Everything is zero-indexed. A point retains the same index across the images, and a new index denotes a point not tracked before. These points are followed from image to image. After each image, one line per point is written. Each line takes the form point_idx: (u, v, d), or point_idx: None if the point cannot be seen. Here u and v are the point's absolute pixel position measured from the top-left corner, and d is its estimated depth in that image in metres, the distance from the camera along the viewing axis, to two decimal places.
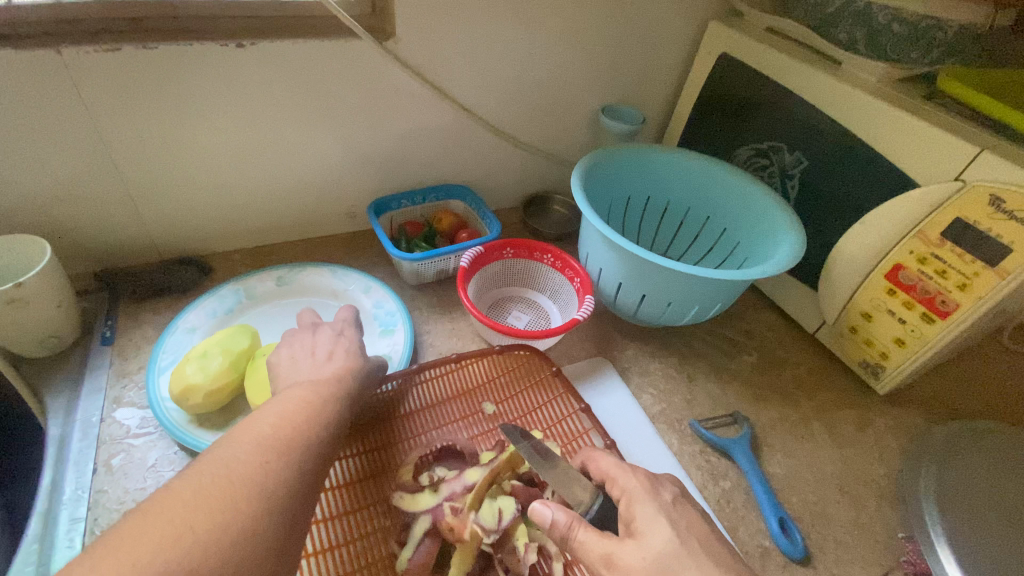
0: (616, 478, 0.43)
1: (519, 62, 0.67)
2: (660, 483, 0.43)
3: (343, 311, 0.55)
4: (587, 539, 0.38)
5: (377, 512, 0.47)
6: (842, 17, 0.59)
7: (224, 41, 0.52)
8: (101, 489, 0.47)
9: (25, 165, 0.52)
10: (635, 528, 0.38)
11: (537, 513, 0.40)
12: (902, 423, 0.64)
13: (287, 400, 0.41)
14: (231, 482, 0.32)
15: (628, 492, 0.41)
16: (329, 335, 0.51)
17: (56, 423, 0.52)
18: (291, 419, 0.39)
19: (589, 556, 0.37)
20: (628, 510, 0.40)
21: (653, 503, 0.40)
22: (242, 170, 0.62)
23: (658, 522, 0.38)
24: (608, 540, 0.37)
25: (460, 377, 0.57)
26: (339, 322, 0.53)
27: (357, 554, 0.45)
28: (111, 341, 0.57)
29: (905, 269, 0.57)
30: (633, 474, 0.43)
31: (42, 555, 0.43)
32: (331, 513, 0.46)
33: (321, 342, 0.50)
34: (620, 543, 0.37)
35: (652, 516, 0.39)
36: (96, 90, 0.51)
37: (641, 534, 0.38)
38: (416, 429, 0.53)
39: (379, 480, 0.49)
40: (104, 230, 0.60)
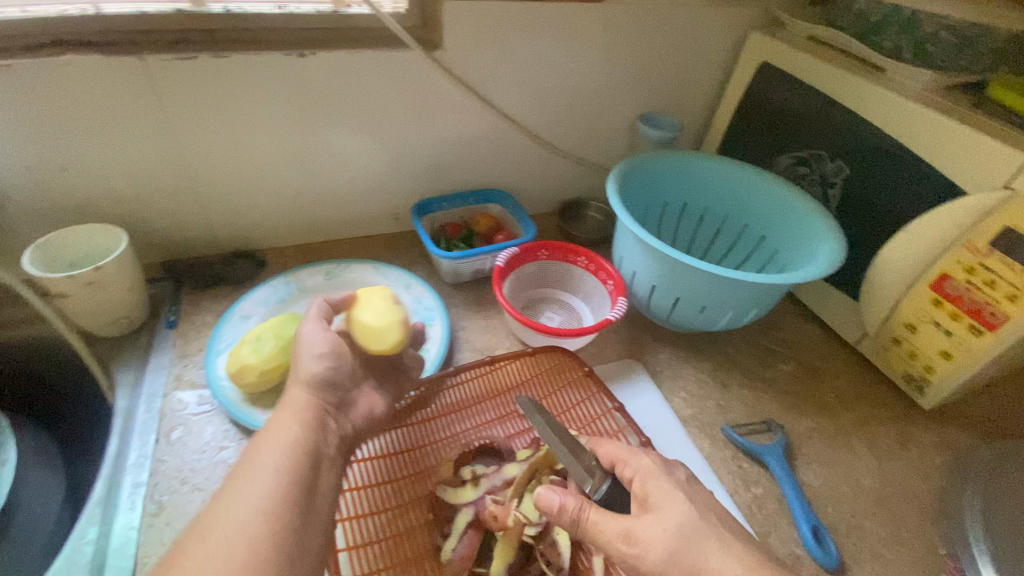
0: (627, 460, 0.44)
1: (560, 71, 0.70)
2: (672, 465, 0.44)
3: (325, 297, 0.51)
4: (601, 519, 0.39)
5: (418, 507, 0.48)
6: (886, 25, 0.60)
7: (287, 50, 0.57)
8: (162, 458, 0.51)
9: (108, 161, 0.58)
10: (651, 503, 0.40)
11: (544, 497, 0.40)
12: (947, 440, 0.62)
13: (266, 451, 0.40)
14: (240, 545, 0.34)
15: (640, 471, 0.42)
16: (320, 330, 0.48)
17: (124, 396, 0.56)
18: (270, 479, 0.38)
19: (607, 533, 0.38)
20: (643, 487, 0.41)
21: (670, 480, 0.42)
22: (297, 171, 0.66)
23: (675, 495, 0.40)
24: (625, 517, 0.39)
25: (486, 380, 0.58)
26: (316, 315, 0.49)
27: (397, 548, 0.46)
28: (174, 325, 0.62)
29: (951, 279, 0.55)
30: (644, 456, 0.44)
31: (106, 514, 0.47)
32: (360, 511, 0.47)
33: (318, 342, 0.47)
34: (638, 518, 0.39)
35: (668, 490, 0.40)
36: (173, 93, 0.56)
37: (658, 508, 0.39)
38: (447, 429, 0.54)
39: (417, 478, 0.50)
40: (172, 222, 0.65)
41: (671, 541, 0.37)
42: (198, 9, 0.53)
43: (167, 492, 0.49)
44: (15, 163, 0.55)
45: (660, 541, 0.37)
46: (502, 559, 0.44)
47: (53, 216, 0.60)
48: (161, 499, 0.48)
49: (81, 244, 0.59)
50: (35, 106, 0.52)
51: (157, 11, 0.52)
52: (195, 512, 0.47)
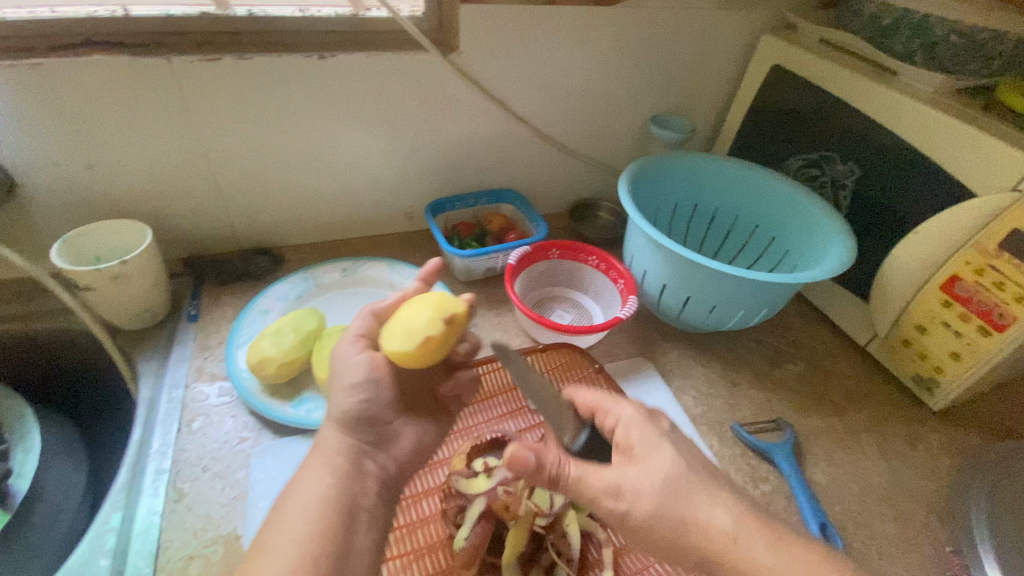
0: (608, 409, 0.43)
1: (574, 73, 0.71)
2: (656, 412, 0.44)
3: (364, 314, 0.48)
4: (584, 473, 0.39)
5: (433, 496, 0.50)
6: (896, 29, 0.60)
7: (308, 52, 0.58)
8: (184, 446, 0.52)
9: (134, 158, 0.60)
10: (635, 453, 0.40)
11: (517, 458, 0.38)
12: (957, 441, 0.62)
13: (292, 513, 0.39)
14: None
15: (623, 419, 0.42)
16: (356, 350, 0.46)
17: (146, 386, 0.58)
18: (293, 549, 0.37)
19: (592, 488, 0.39)
20: (626, 437, 0.41)
21: (655, 428, 0.42)
22: (315, 169, 0.68)
23: (660, 446, 0.40)
24: (609, 470, 0.39)
25: (499, 375, 0.59)
26: (355, 331, 0.47)
27: (415, 534, 0.47)
28: (195, 319, 0.64)
29: (960, 281, 0.56)
30: (626, 405, 0.43)
31: (130, 499, 0.49)
32: (418, 491, 0.50)
33: (353, 363, 0.45)
34: (623, 470, 0.39)
35: (653, 440, 0.41)
36: (197, 93, 0.57)
37: (642, 459, 0.40)
38: (461, 421, 0.55)
39: (431, 469, 0.51)
40: (194, 219, 0.67)
41: (658, 492, 0.38)
42: (223, 11, 0.55)
43: (188, 479, 0.50)
44: (44, 160, 0.57)
45: (647, 494, 0.38)
46: (515, 547, 0.45)
47: (80, 211, 0.62)
48: (183, 485, 0.50)
49: (107, 239, 0.60)
50: (64, 104, 0.54)
51: (183, 12, 0.54)
52: (215, 498, 0.49)
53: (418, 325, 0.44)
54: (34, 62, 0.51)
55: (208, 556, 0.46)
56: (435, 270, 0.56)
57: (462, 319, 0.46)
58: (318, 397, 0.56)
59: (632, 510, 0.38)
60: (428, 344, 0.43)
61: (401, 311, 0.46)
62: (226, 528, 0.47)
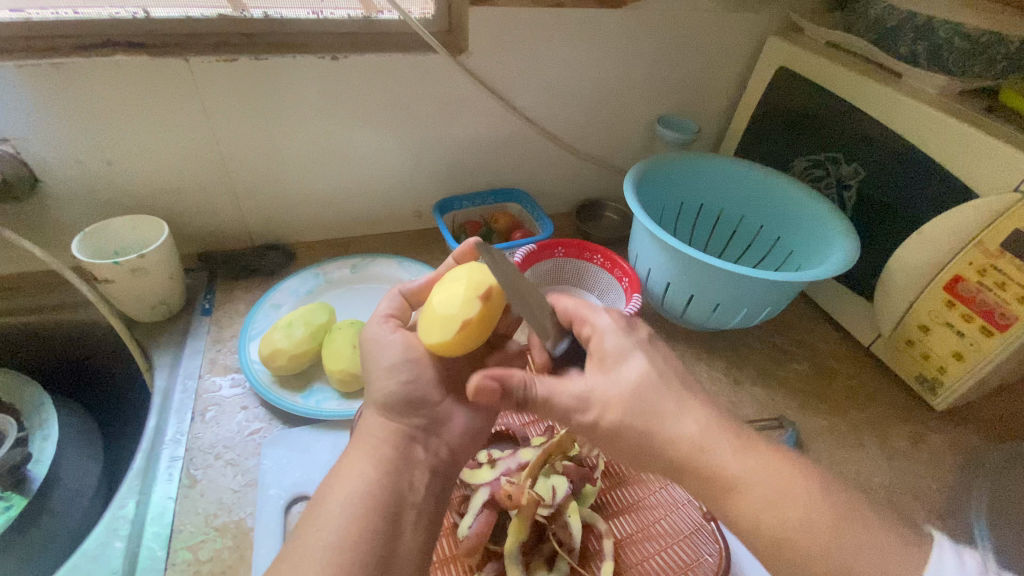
0: (585, 318, 0.45)
1: (581, 74, 0.72)
2: (632, 324, 0.45)
3: (389, 296, 0.52)
4: (551, 391, 0.41)
5: None
6: (901, 31, 0.61)
7: (321, 54, 0.60)
8: (197, 434, 0.54)
9: (154, 156, 0.62)
10: (609, 362, 0.42)
11: (478, 387, 0.39)
12: (961, 441, 0.62)
13: (332, 496, 0.39)
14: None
15: (598, 328, 0.44)
16: (387, 329, 0.49)
17: (162, 376, 0.60)
18: (335, 529, 0.37)
19: (562, 402, 0.40)
20: (599, 345, 0.43)
21: (629, 337, 0.43)
22: (326, 169, 0.70)
23: (631, 355, 0.42)
24: (578, 382, 0.41)
25: None
26: (382, 315, 0.50)
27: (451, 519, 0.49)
28: (210, 312, 0.65)
29: (963, 281, 0.56)
30: (603, 314, 0.45)
31: (144, 484, 0.50)
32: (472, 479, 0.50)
33: (385, 341, 0.48)
34: (593, 381, 0.41)
35: (625, 349, 0.42)
36: (213, 92, 0.59)
37: (612, 368, 0.41)
38: None
39: None
40: (209, 216, 0.69)
41: (626, 398, 0.39)
42: (239, 14, 0.57)
43: (201, 466, 0.52)
44: (66, 156, 0.59)
45: (615, 401, 0.39)
46: (516, 535, 0.46)
47: (99, 206, 0.64)
48: (195, 472, 0.51)
49: (126, 234, 0.62)
50: (86, 102, 0.56)
51: (202, 14, 0.56)
52: (227, 485, 0.50)
53: (452, 308, 0.46)
54: (58, 62, 0.53)
55: (218, 541, 0.47)
56: (470, 249, 0.54)
57: (497, 296, 0.47)
58: (327, 389, 0.58)
59: (602, 419, 0.39)
60: (465, 327, 0.45)
61: (434, 298, 0.48)
62: (237, 515, 0.49)
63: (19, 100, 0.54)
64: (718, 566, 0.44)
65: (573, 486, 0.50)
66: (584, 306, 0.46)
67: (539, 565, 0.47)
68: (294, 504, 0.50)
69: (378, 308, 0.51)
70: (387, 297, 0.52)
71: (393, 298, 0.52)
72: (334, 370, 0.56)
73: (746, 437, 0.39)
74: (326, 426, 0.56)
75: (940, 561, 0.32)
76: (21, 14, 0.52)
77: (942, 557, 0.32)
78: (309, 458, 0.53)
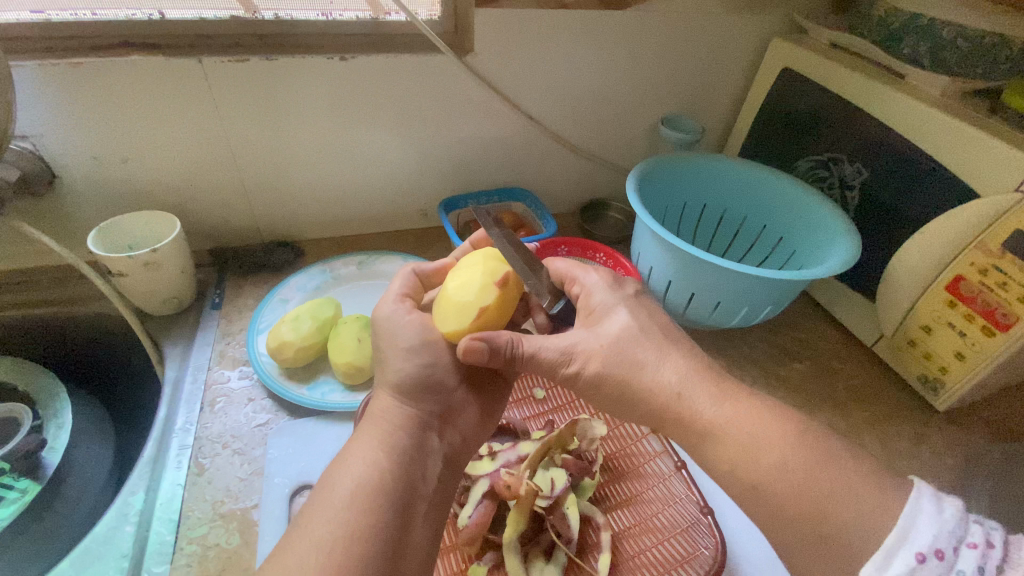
0: (576, 278, 0.50)
1: (585, 75, 0.73)
2: (618, 281, 0.50)
3: (403, 278, 0.53)
4: (538, 347, 0.45)
5: None
6: (904, 32, 0.61)
7: (330, 54, 0.61)
8: (206, 424, 0.55)
9: (167, 154, 0.63)
10: (597, 320, 0.46)
11: (470, 349, 0.43)
12: (962, 442, 0.62)
13: (343, 476, 0.40)
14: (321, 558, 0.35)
15: (587, 287, 0.49)
16: (402, 309, 0.50)
17: (173, 367, 0.61)
18: (343, 509, 0.37)
19: (548, 357, 0.45)
20: (587, 302, 0.48)
21: (614, 294, 0.48)
22: (334, 167, 0.71)
23: (614, 310, 0.46)
24: (564, 337, 0.45)
25: None
26: (396, 295, 0.51)
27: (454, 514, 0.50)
28: (219, 307, 0.67)
29: (965, 281, 0.56)
30: (593, 273, 0.49)
31: (155, 471, 0.52)
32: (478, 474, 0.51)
33: (402, 322, 0.48)
34: (577, 337, 0.45)
35: (609, 306, 0.47)
36: (225, 92, 0.60)
37: (598, 325, 0.46)
38: None
39: None
40: (219, 212, 0.70)
41: (607, 350, 0.44)
42: (251, 16, 0.59)
43: (209, 455, 0.53)
44: (83, 153, 0.61)
45: (596, 354, 0.44)
46: (515, 526, 0.47)
47: (114, 203, 0.65)
48: (203, 461, 0.52)
49: (139, 229, 0.64)
50: (103, 101, 0.58)
51: (215, 16, 0.58)
52: (233, 473, 0.52)
53: (467, 296, 0.47)
54: (76, 62, 0.55)
55: (224, 528, 0.48)
56: (486, 238, 0.58)
57: (513, 283, 0.49)
58: (333, 381, 0.60)
59: (585, 370, 0.44)
60: (482, 315, 0.47)
61: (450, 284, 0.49)
62: (243, 502, 0.50)
63: (38, 98, 0.55)
64: (713, 558, 0.45)
65: (571, 480, 0.51)
66: (574, 265, 0.51)
67: (537, 554, 0.48)
68: (299, 492, 0.51)
69: (392, 289, 0.52)
70: (400, 279, 0.53)
71: (406, 280, 0.53)
72: (340, 363, 0.57)
73: (740, 430, 0.40)
74: (331, 418, 0.57)
75: (917, 510, 0.33)
76: (42, 16, 0.54)
77: (919, 505, 0.34)
78: (314, 449, 0.54)
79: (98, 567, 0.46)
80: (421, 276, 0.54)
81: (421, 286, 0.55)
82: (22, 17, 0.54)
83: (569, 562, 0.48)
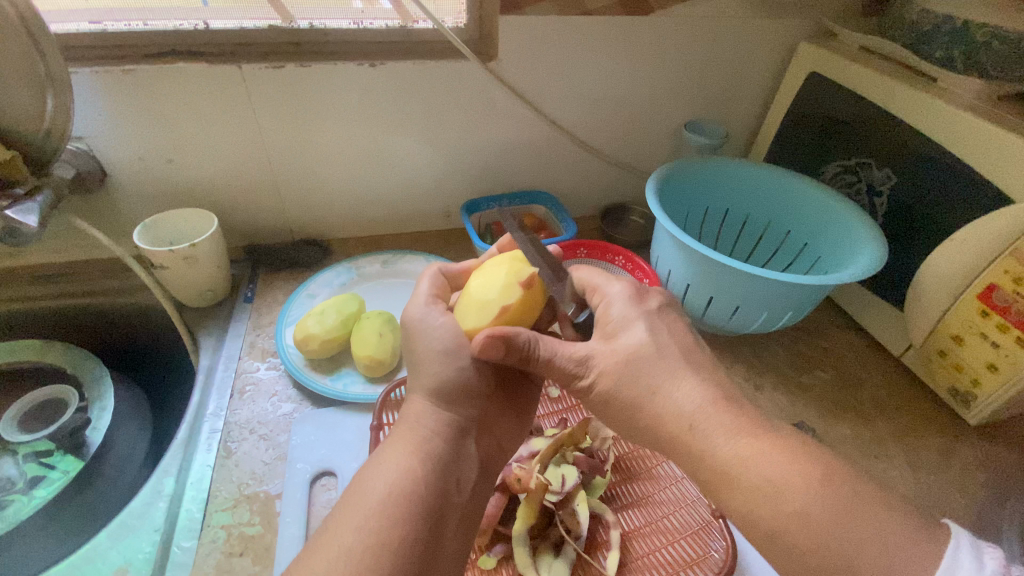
0: (597, 288, 0.49)
1: (609, 80, 0.73)
2: (642, 293, 0.49)
3: (428, 278, 0.53)
4: (554, 352, 0.45)
5: None
6: (936, 35, 0.60)
7: (360, 61, 0.64)
8: (235, 410, 0.58)
9: (207, 156, 0.67)
10: (614, 333, 0.45)
11: (483, 346, 0.43)
12: (994, 458, 0.60)
13: (376, 480, 0.39)
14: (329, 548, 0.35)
15: (608, 296, 0.48)
16: (436, 311, 0.49)
17: (206, 356, 0.65)
18: (363, 506, 0.37)
19: (563, 363, 0.45)
20: (605, 313, 0.47)
21: (634, 307, 0.47)
22: (363, 169, 0.74)
23: (632, 326, 0.45)
24: (580, 346, 0.45)
25: None
26: (426, 296, 0.51)
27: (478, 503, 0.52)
28: (251, 300, 0.71)
29: (998, 290, 0.54)
30: (616, 283, 0.49)
31: (187, 452, 0.55)
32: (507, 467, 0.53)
33: (435, 325, 0.48)
34: (595, 346, 0.44)
35: (627, 320, 0.46)
36: (262, 97, 0.64)
37: (615, 338, 0.45)
38: None
39: None
40: (253, 211, 0.74)
41: (621, 366, 0.43)
42: (288, 25, 0.63)
43: (238, 440, 0.56)
44: (132, 155, 0.65)
45: (610, 367, 0.43)
46: (524, 519, 0.48)
47: (159, 200, 0.70)
48: (231, 444, 0.55)
49: (180, 226, 0.68)
50: (152, 105, 0.62)
51: (254, 26, 0.62)
52: (259, 458, 0.54)
53: (490, 297, 0.48)
54: (128, 69, 0.59)
55: (248, 508, 0.50)
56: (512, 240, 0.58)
57: (536, 288, 0.49)
58: (355, 372, 0.62)
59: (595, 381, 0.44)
60: (502, 314, 0.47)
61: (473, 283, 0.50)
62: (266, 485, 0.52)
63: (92, 101, 0.59)
64: (723, 560, 0.45)
65: (582, 476, 0.52)
66: (597, 274, 0.50)
67: (546, 548, 0.49)
68: (320, 477, 0.53)
69: (421, 291, 0.51)
70: (428, 278, 0.53)
71: (434, 279, 0.53)
72: (363, 355, 0.59)
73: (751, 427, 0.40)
74: (352, 408, 0.59)
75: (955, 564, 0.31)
76: (98, 27, 0.58)
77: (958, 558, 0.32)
78: (336, 437, 0.56)
79: (132, 540, 0.49)
80: (447, 278, 0.54)
81: (447, 286, 0.54)
82: (81, 28, 0.58)
83: (577, 558, 0.49)
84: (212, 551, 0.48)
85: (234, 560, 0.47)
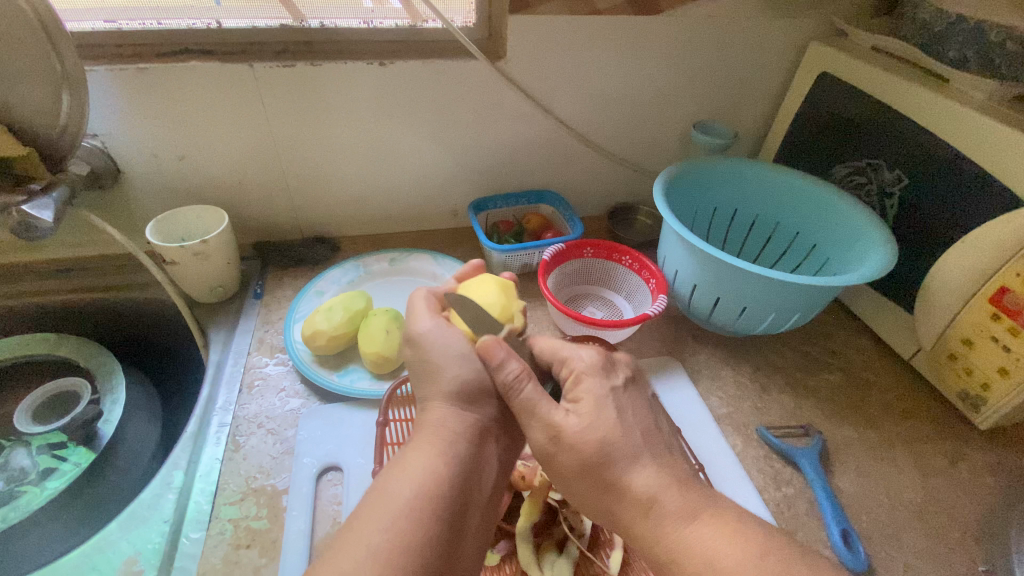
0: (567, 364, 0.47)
1: (618, 80, 0.73)
2: (613, 364, 0.48)
3: (416, 297, 0.51)
4: (535, 400, 0.44)
5: None
6: (950, 36, 0.59)
7: (370, 60, 0.64)
8: (244, 404, 0.59)
9: (218, 155, 0.68)
10: (581, 405, 0.44)
11: (490, 345, 0.44)
12: (1003, 463, 0.60)
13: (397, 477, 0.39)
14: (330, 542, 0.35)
15: (577, 370, 0.46)
16: (446, 327, 0.48)
17: (216, 351, 0.65)
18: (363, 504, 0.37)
19: (541, 420, 0.43)
20: (575, 386, 0.46)
21: (603, 384, 0.45)
22: (371, 168, 0.74)
23: (600, 403, 0.44)
24: (555, 415, 0.43)
25: None
26: (430, 315, 0.49)
27: None
28: (260, 297, 0.72)
29: (1010, 292, 0.53)
30: (585, 356, 0.47)
31: (195, 445, 0.55)
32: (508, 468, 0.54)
33: (454, 340, 0.47)
34: (566, 417, 0.43)
35: (595, 395, 0.44)
36: (273, 96, 0.65)
37: (583, 410, 0.44)
38: None
39: None
40: (264, 208, 0.75)
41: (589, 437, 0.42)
42: (299, 24, 0.63)
43: (245, 434, 0.56)
44: (146, 152, 0.66)
45: (588, 429, 0.43)
46: (528, 516, 0.48)
47: (170, 197, 0.71)
48: (240, 438, 0.56)
49: (191, 222, 0.69)
50: (164, 103, 0.62)
51: (266, 25, 0.62)
52: (267, 451, 0.55)
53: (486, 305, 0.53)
54: (141, 68, 0.59)
55: (255, 502, 0.51)
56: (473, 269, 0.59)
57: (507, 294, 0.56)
58: (361, 370, 0.63)
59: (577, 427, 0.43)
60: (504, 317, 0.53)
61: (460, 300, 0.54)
62: (273, 479, 0.53)
63: (107, 98, 0.60)
64: None
65: None
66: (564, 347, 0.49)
67: (549, 547, 0.49)
68: (326, 472, 0.54)
69: (421, 309, 0.50)
70: (421, 299, 0.51)
71: (427, 299, 0.52)
72: (368, 353, 0.60)
73: None
74: (358, 403, 0.60)
75: None
76: (114, 25, 0.59)
77: None
78: (341, 432, 0.57)
79: (142, 530, 0.50)
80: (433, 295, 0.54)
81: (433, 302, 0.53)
82: (96, 26, 0.59)
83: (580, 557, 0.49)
84: (219, 543, 0.48)
85: (242, 552, 0.48)
